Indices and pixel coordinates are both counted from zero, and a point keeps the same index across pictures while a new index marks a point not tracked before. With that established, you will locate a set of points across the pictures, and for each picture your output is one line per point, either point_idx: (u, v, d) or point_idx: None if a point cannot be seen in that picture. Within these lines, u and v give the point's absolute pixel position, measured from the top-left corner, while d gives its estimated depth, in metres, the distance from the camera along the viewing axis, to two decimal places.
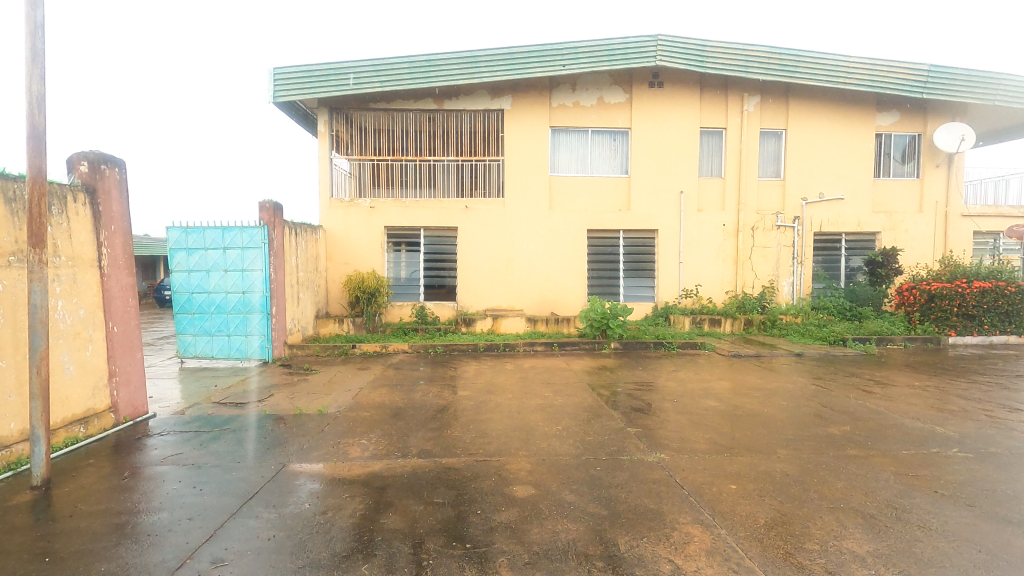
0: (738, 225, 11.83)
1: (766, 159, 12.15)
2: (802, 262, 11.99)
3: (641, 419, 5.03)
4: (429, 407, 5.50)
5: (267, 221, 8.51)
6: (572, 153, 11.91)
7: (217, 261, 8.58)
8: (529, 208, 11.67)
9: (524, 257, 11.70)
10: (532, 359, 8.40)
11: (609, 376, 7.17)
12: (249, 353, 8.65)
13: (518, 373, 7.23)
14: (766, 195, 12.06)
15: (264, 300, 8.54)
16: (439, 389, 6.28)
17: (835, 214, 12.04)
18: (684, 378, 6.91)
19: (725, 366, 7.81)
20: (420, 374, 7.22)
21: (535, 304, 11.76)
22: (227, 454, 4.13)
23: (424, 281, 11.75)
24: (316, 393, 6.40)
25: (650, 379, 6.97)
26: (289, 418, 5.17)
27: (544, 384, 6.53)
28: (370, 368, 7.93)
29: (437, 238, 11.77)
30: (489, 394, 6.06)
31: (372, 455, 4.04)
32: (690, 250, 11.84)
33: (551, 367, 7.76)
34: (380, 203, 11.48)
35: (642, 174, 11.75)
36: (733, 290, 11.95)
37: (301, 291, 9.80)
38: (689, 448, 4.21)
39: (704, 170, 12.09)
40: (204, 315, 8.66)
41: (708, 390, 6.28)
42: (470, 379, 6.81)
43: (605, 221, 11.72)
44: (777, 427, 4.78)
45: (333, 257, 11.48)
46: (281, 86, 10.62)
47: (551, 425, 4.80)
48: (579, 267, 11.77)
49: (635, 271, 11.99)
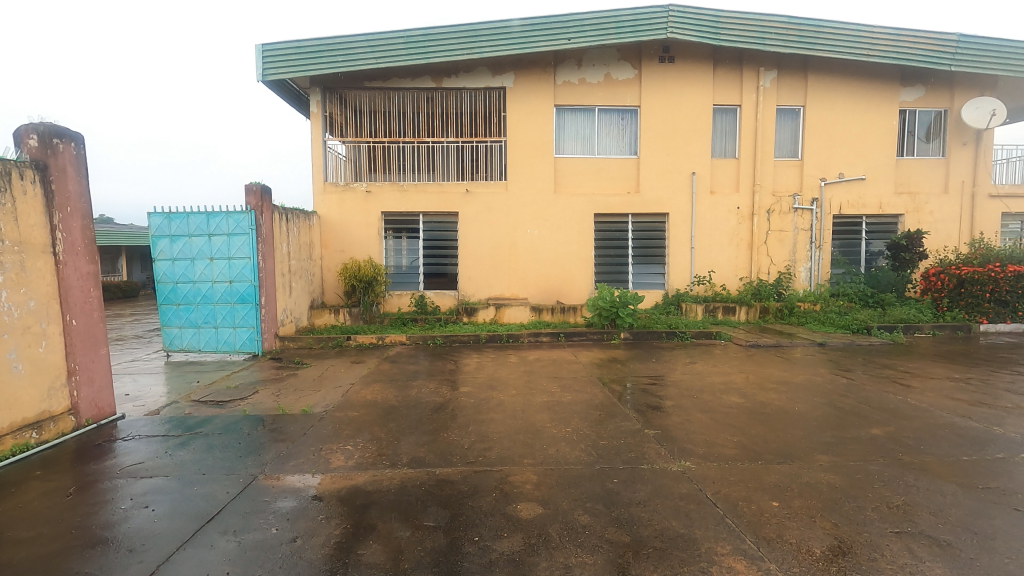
0: (754, 208, 11.23)
1: (783, 138, 11.51)
2: (820, 246, 11.41)
3: (660, 419, 4.52)
4: (424, 406, 5.01)
5: (254, 206, 7.99)
6: (578, 132, 11.30)
7: (202, 249, 8.09)
8: (533, 191, 11.10)
9: (528, 243, 11.16)
10: (537, 350, 7.89)
11: (621, 369, 6.66)
12: (238, 346, 8.19)
13: (523, 367, 6.73)
14: (783, 176, 11.44)
15: (252, 290, 8.06)
16: (437, 385, 5.78)
17: (856, 195, 11.43)
18: (702, 371, 6.39)
19: (745, 357, 7.29)
20: (418, 368, 6.73)
21: (540, 292, 11.25)
22: (193, 463, 3.64)
23: (424, 269, 11.24)
24: (304, 390, 5.93)
25: (665, 372, 6.46)
26: (269, 419, 4.70)
27: (551, 379, 6.02)
28: (364, 361, 7.45)
29: (437, 224, 11.24)
30: (491, 390, 5.57)
31: (357, 464, 3.55)
32: (702, 235, 11.27)
33: (558, 359, 7.26)
34: (377, 187, 10.93)
35: (652, 155, 11.16)
36: (747, 276, 11.39)
37: (293, 280, 9.31)
38: (718, 454, 3.70)
39: (717, 150, 11.47)
40: (190, 306, 8.19)
41: (731, 384, 5.76)
42: (471, 374, 6.31)
43: (613, 205, 11.15)
44: (813, 428, 4.25)
45: (329, 245, 10.96)
46: (271, 63, 10.05)
47: (560, 427, 4.29)
48: (586, 253, 11.22)
49: (645, 257, 11.43)
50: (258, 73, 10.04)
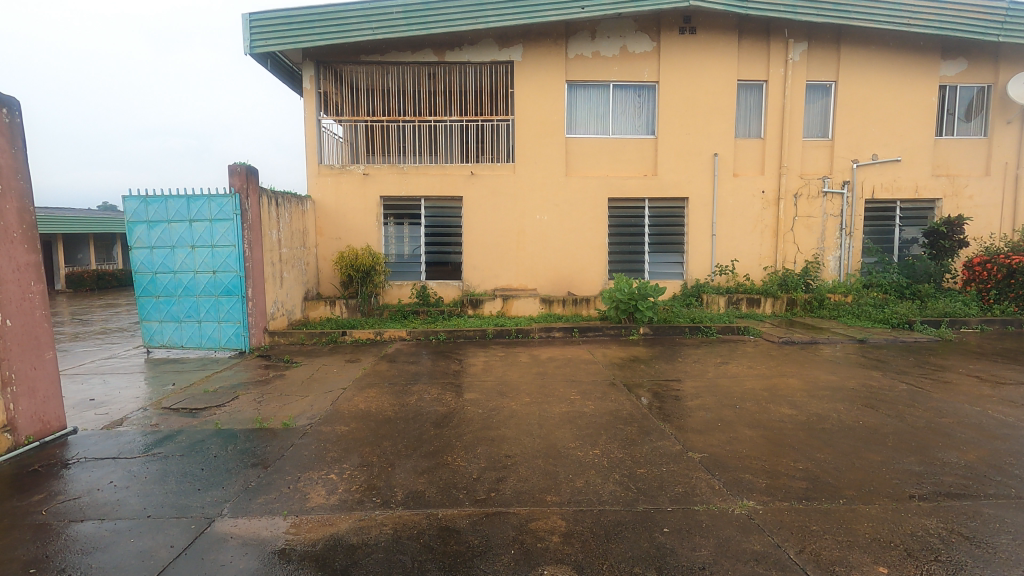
0: (780, 192, 10.44)
1: (812, 116, 10.67)
2: (851, 233, 10.62)
3: (703, 438, 3.82)
4: (425, 419, 4.32)
5: (238, 188, 7.29)
6: (591, 110, 10.49)
7: (182, 236, 7.38)
8: (543, 174, 10.33)
9: (538, 230, 10.41)
10: (550, 348, 7.18)
11: (646, 371, 5.95)
12: (224, 342, 7.52)
13: (535, 368, 6.04)
14: (811, 157, 10.62)
15: (238, 281, 7.37)
16: (440, 391, 5.10)
17: (890, 178, 10.61)
18: (737, 374, 5.68)
19: (781, 356, 6.56)
20: (419, 369, 6.04)
21: (549, 283, 10.52)
22: (140, 498, 2.96)
23: (427, 258, 10.51)
24: (290, 396, 5.25)
25: (697, 374, 5.74)
26: (243, 434, 4.01)
27: (568, 384, 5.32)
28: (360, 359, 6.77)
29: (440, 210, 10.49)
30: (501, 398, 4.86)
31: (339, 504, 2.85)
32: (724, 221, 10.50)
33: (573, 358, 6.55)
34: (375, 169, 10.20)
35: (671, 135, 10.36)
36: (772, 265, 10.62)
37: (284, 269, 8.61)
38: (784, 489, 3.00)
39: (741, 129, 10.64)
40: (171, 298, 7.51)
41: (774, 390, 5.05)
42: (477, 377, 5.62)
43: (629, 189, 10.37)
44: (890, 450, 3.55)
45: (324, 232, 10.25)
46: (259, 34, 9.25)
47: (586, 449, 3.59)
48: (600, 241, 10.46)
49: (662, 245, 10.67)
50: (246, 45, 9.25)
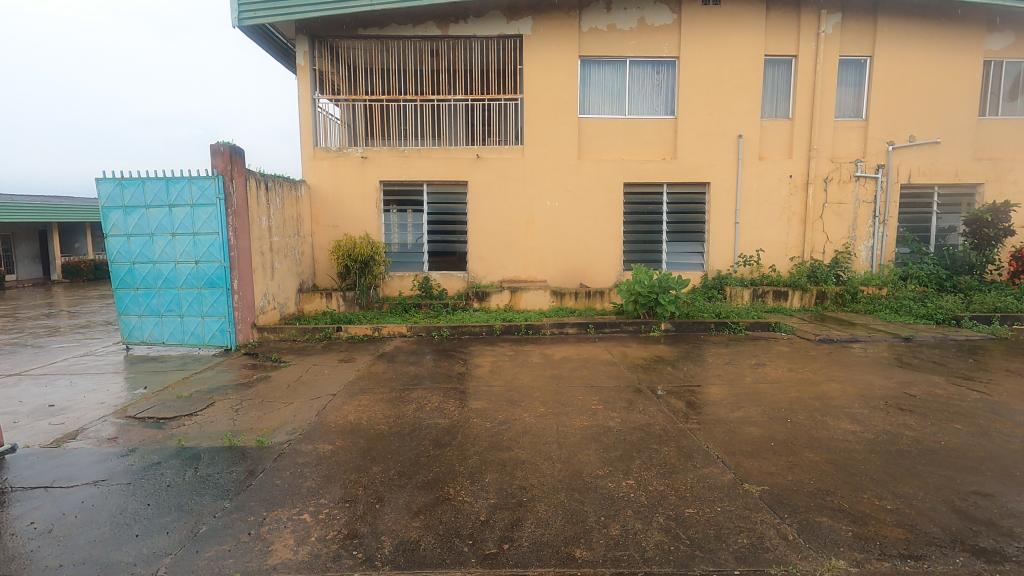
0: (809, 176, 9.69)
1: (844, 95, 9.89)
2: (885, 221, 9.88)
3: (757, 463, 3.16)
4: (424, 435, 3.69)
5: (221, 170, 6.64)
6: (606, 88, 9.74)
7: (161, 223, 6.76)
8: (554, 158, 9.63)
9: (548, 217, 9.73)
10: (564, 347, 6.52)
11: (673, 374, 5.29)
12: (208, 339, 6.91)
13: (549, 371, 5.40)
14: (843, 139, 9.85)
15: (222, 272, 6.75)
16: (442, 398, 4.47)
17: (929, 161, 9.84)
18: (779, 379, 5.02)
19: (823, 357, 5.88)
20: (419, 371, 5.41)
21: (560, 274, 9.85)
22: (59, 549, 2.34)
23: (430, 247, 9.86)
24: (272, 404, 4.63)
25: (733, 378, 5.07)
26: (208, 455, 3.40)
27: (588, 390, 4.68)
28: (355, 358, 6.13)
29: (444, 196, 9.81)
30: (512, 409, 4.22)
31: (308, 560, 2.23)
32: (749, 208, 9.78)
33: (591, 359, 5.89)
34: (374, 152, 9.53)
35: (692, 115, 9.62)
36: (799, 256, 9.90)
37: (276, 259, 7.98)
38: (878, 542, 2.35)
39: (767, 109, 9.87)
40: (151, 290, 6.91)
41: (826, 399, 4.38)
42: (485, 381, 4.98)
43: (646, 174, 9.66)
44: (994, 483, 2.89)
45: (320, 219, 9.60)
46: (247, 5, 8.55)
47: (618, 479, 2.95)
48: (614, 230, 9.77)
49: (682, 234, 9.97)
50: (233, 17, 8.55)
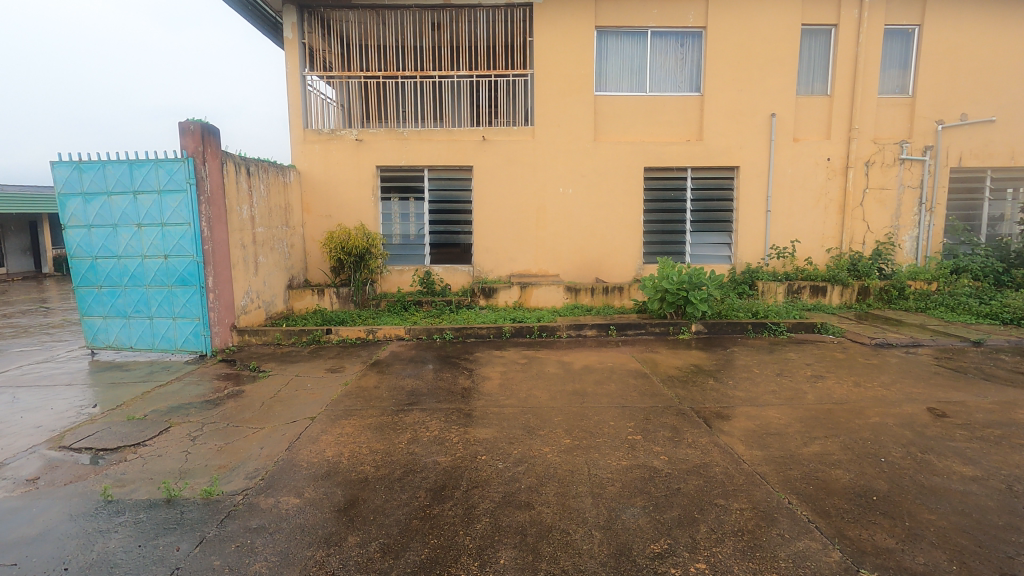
0: (849, 159, 8.78)
1: (889, 70, 8.94)
2: (932, 208, 8.96)
3: (868, 532, 2.35)
4: (420, 481, 2.88)
5: (192, 151, 5.82)
6: (625, 62, 8.83)
7: (125, 212, 5.96)
8: (567, 140, 8.75)
9: (561, 205, 8.87)
10: (584, 353, 5.70)
11: (718, 390, 4.46)
12: (181, 343, 6.13)
13: (570, 385, 4.58)
14: (887, 118, 8.92)
15: (195, 268, 5.95)
16: (443, 425, 3.66)
17: (982, 142, 8.91)
18: (847, 396, 4.18)
19: (888, 366, 5.04)
20: (417, 385, 4.59)
21: (574, 268, 9.01)
22: None
23: (432, 239, 9.03)
24: (238, 430, 3.83)
25: (792, 395, 4.24)
26: (137, 514, 2.60)
27: (621, 413, 3.86)
28: (344, 368, 5.33)
29: (447, 183, 8.95)
30: (529, 441, 3.40)
31: None
32: (782, 195, 8.89)
33: (617, 369, 5.07)
34: (370, 134, 8.68)
35: (720, 92, 8.71)
36: (837, 247, 9.00)
37: (260, 253, 7.17)
38: None
39: (803, 85, 8.94)
40: (116, 289, 6.12)
41: (916, 427, 3.55)
42: (495, 401, 4.17)
43: (669, 157, 8.77)
44: None
45: (312, 208, 8.78)
46: None
47: (684, 562, 2.15)
48: (634, 219, 8.91)
49: (707, 223, 9.10)
50: None
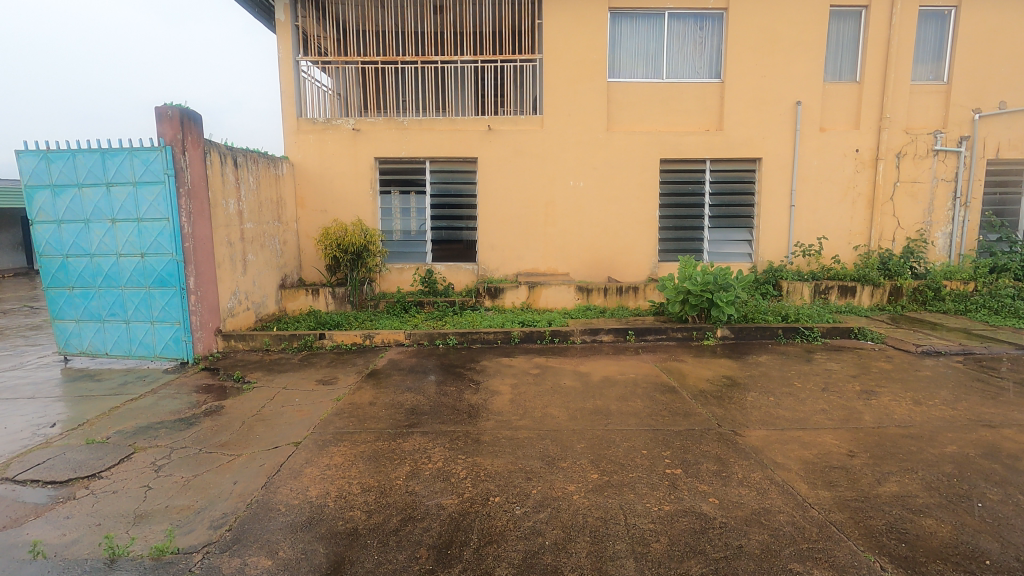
0: (880, 150, 8.22)
1: (923, 55, 8.36)
2: (967, 203, 8.40)
3: None
4: (421, 533, 2.36)
5: (171, 139, 5.30)
6: (640, 47, 8.24)
7: (98, 206, 5.43)
8: (579, 130, 8.19)
9: (571, 199, 8.32)
10: (601, 362, 5.18)
11: (759, 407, 3.93)
12: (160, 350, 5.61)
13: (590, 402, 4.05)
14: (920, 106, 8.34)
15: (174, 268, 5.43)
16: (448, 454, 3.13)
17: (1021, 133, 8.34)
18: (909, 418, 3.65)
19: (944, 379, 4.51)
20: (417, 402, 4.07)
21: (585, 266, 8.47)
22: None
23: (434, 235, 8.50)
24: (211, 458, 3.31)
25: (845, 416, 3.71)
26: None
27: (653, 439, 3.33)
28: (336, 379, 4.81)
29: (450, 176, 8.41)
30: (550, 476, 2.87)
31: None
32: (807, 189, 8.33)
33: (641, 382, 4.54)
34: (368, 124, 8.13)
35: (742, 78, 8.14)
36: (866, 244, 8.44)
37: (249, 250, 6.65)
38: None
39: (830, 72, 8.38)
40: (89, 290, 5.60)
41: (1003, 458, 3.03)
42: (506, 422, 3.65)
43: (687, 149, 8.22)
44: None
45: (306, 203, 8.25)
46: None
47: None
48: (649, 214, 8.37)
49: (727, 219, 8.55)
50: None
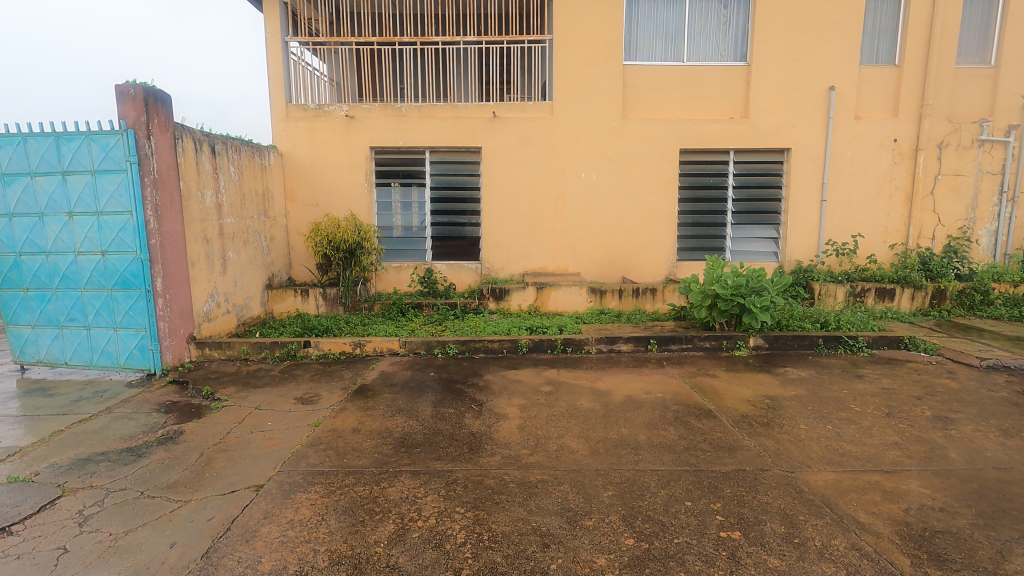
0: (920, 140, 7.52)
1: (968, 37, 7.65)
2: (1014, 198, 7.70)
3: None
4: None
5: (134, 121, 4.68)
6: (658, 26, 7.56)
7: (53, 197, 4.81)
8: (592, 117, 7.52)
9: (583, 193, 7.67)
10: (622, 377, 4.53)
11: (818, 438, 3.28)
12: (124, 360, 5.00)
13: (615, 431, 3.40)
14: (964, 93, 7.64)
15: (139, 268, 4.81)
16: (443, 508, 2.50)
17: None
18: (1007, 457, 2.99)
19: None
20: (409, 430, 3.44)
21: (597, 265, 7.83)
22: None
23: (436, 231, 7.86)
24: (152, 505, 2.69)
25: (927, 452, 3.06)
26: None
27: (698, 486, 2.69)
28: (318, 398, 4.17)
29: (453, 167, 7.76)
30: (574, 543, 2.23)
31: None
32: (840, 182, 7.65)
33: (671, 404, 3.89)
34: (363, 110, 7.49)
35: (770, 61, 7.45)
36: (903, 242, 7.76)
37: (229, 247, 6.02)
38: None
39: (866, 55, 7.67)
40: (45, 292, 4.98)
41: None
42: (515, 459, 3.01)
43: (709, 138, 7.55)
44: None
45: (296, 196, 7.62)
46: None
47: None
48: (667, 209, 7.71)
49: (751, 214, 7.89)
50: None
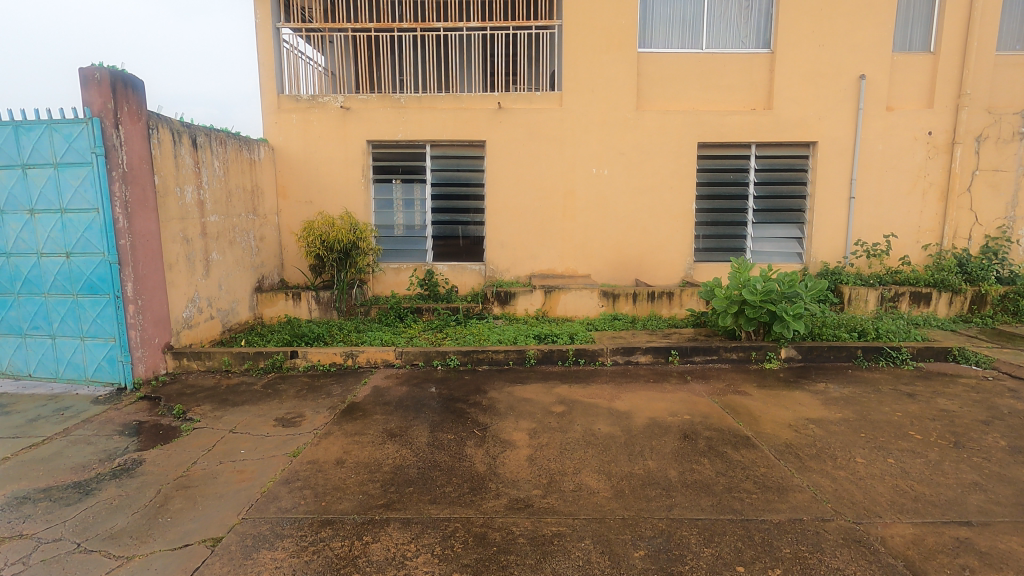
0: (957, 133, 6.99)
1: (1009, 22, 7.13)
2: None
3: None
4: None
5: (100, 109, 4.21)
6: (675, 11, 7.05)
7: (13, 193, 4.37)
8: (604, 108, 7.02)
9: (594, 190, 7.17)
10: (643, 395, 4.04)
11: (881, 476, 2.78)
12: (92, 372, 4.55)
13: (641, 465, 2.91)
14: (1005, 82, 7.10)
15: (107, 271, 4.36)
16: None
17: None
18: None
19: None
20: (401, 462, 2.96)
21: (608, 267, 7.34)
22: None
23: (437, 230, 7.40)
24: (86, 563, 2.22)
25: (1018, 497, 2.55)
26: None
27: (749, 544, 2.20)
28: (301, 419, 3.70)
29: (455, 162, 7.28)
30: None
31: None
32: (870, 178, 7.13)
33: (701, 429, 3.40)
34: (359, 101, 7.02)
35: (797, 48, 6.92)
36: (937, 243, 7.23)
37: (213, 248, 5.55)
38: None
39: (899, 41, 7.13)
40: (5, 298, 4.54)
41: None
42: (525, 504, 2.53)
43: (729, 131, 7.04)
44: None
45: (288, 192, 7.16)
46: None
47: None
48: (684, 207, 7.20)
49: (773, 213, 7.38)
50: None
